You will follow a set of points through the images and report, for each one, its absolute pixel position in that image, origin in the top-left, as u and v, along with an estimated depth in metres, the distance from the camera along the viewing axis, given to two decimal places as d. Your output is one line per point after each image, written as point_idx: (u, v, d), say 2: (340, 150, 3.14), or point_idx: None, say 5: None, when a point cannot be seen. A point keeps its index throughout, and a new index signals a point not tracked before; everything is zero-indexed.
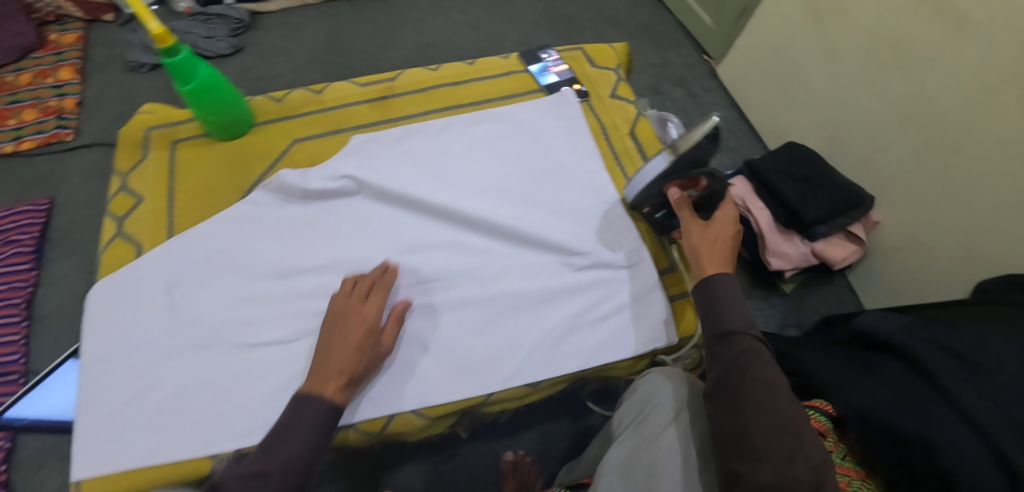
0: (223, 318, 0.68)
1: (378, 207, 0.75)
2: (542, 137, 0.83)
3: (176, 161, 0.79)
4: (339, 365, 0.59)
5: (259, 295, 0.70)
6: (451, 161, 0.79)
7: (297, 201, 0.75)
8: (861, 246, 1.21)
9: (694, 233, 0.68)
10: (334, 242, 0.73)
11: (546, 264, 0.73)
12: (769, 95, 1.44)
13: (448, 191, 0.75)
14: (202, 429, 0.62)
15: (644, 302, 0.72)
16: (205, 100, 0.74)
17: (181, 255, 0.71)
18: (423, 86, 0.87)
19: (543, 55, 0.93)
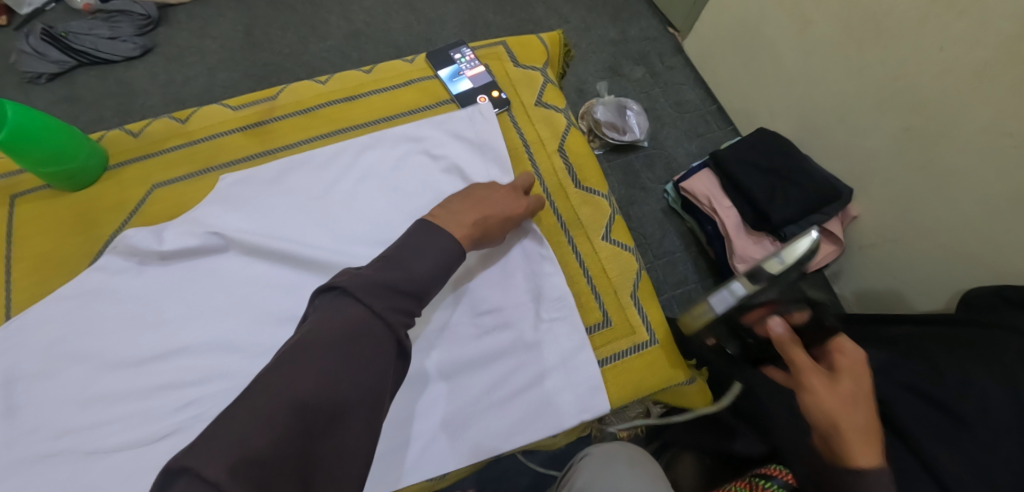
0: (61, 422, 0.56)
1: (255, 267, 0.64)
2: (447, 165, 0.70)
3: (17, 221, 0.67)
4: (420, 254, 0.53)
5: (109, 390, 0.57)
6: (331, 204, 0.67)
7: (156, 263, 0.63)
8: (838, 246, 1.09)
9: (809, 384, 0.60)
10: (197, 316, 0.61)
11: (455, 327, 0.63)
12: (736, 73, 1.29)
13: (336, 247, 0.64)
14: None
15: (569, 366, 0.63)
16: (30, 153, 0.61)
17: (19, 336, 0.58)
18: (309, 105, 0.73)
19: (457, 55, 0.77)
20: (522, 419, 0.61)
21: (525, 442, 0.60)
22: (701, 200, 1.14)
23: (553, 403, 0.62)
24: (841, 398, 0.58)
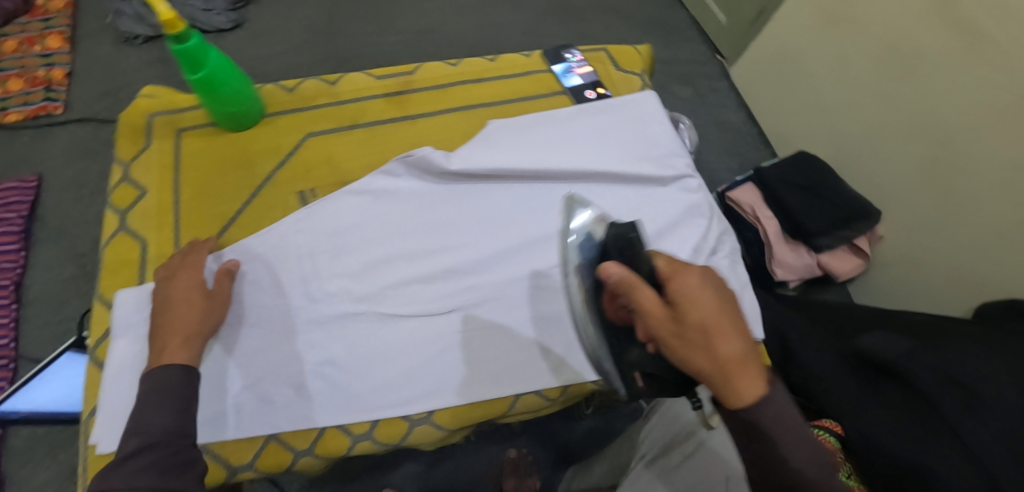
0: (358, 285, 0.68)
1: (488, 193, 0.76)
2: (622, 134, 0.83)
3: (183, 152, 0.76)
4: (178, 333, 0.57)
5: (363, 277, 0.68)
6: (547, 150, 0.79)
7: (430, 179, 0.75)
8: (863, 260, 1.24)
9: (688, 351, 0.46)
10: (491, 225, 0.74)
11: (640, 256, 0.76)
12: (777, 100, 1.44)
13: (549, 186, 0.78)
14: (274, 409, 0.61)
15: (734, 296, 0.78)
16: (215, 93, 0.71)
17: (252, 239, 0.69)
18: (441, 82, 0.84)
19: (568, 55, 0.89)
20: None
21: None
22: (745, 208, 1.26)
23: None
24: (695, 341, 0.46)
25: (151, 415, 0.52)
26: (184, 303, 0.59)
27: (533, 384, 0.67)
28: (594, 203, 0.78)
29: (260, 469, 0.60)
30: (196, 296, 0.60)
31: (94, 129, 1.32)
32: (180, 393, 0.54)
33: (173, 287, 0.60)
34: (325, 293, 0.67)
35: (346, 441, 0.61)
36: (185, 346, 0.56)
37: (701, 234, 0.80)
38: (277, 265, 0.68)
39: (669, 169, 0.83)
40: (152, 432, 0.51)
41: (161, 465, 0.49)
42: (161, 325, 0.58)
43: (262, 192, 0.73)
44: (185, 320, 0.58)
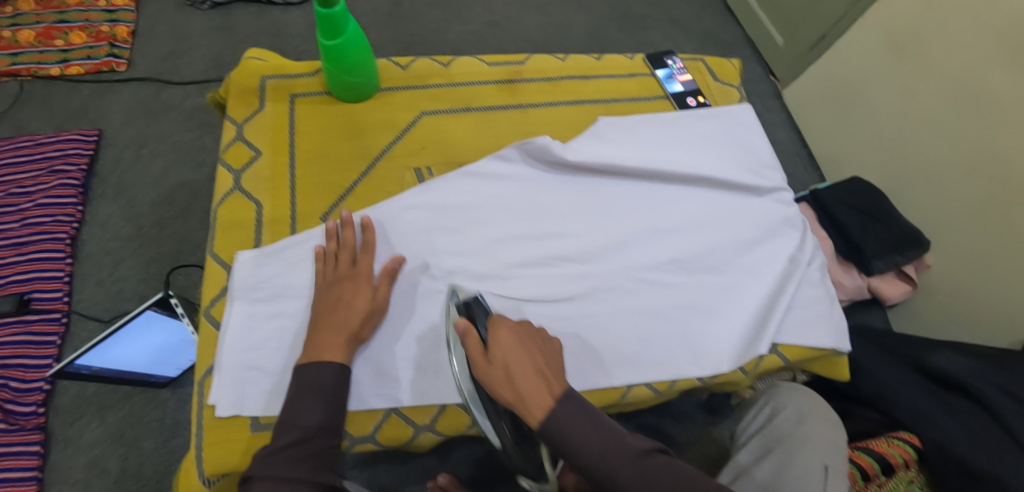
0: (475, 264, 0.68)
1: (599, 187, 0.76)
2: (723, 141, 0.84)
3: (296, 118, 0.75)
4: (342, 333, 0.58)
5: (480, 258, 0.68)
6: (653, 150, 0.80)
7: (543, 168, 0.75)
8: (911, 287, 1.25)
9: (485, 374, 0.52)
10: (602, 218, 0.74)
11: (742, 260, 0.77)
12: (830, 124, 1.48)
13: (653, 186, 0.78)
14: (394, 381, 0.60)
15: (828, 305, 0.78)
16: (343, 62, 0.70)
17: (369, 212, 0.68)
18: (550, 75, 0.85)
19: (670, 61, 0.91)
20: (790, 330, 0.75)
21: (787, 352, 0.74)
22: None
23: (819, 330, 0.76)
24: (490, 365, 0.52)
25: (308, 409, 0.54)
26: (348, 309, 0.59)
27: (646, 377, 0.66)
28: (698, 205, 0.79)
29: (379, 441, 0.59)
30: (361, 302, 0.60)
31: (154, 90, 1.32)
32: (335, 391, 0.56)
33: (345, 285, 0.61)
34: (446, 270, 0.67)
35: (467, 419, 0.61)
36: (345, 346, 0.58)
37: (797, 244, 0.81)
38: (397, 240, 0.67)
39: (767, 180, 0.84)
40: (307, 428, 0.53)
41: (312, 459, 0.53)
42: (324, 322, 0.58)
43: (377, 165, 0.73)
44: (346, 325, 0.58)
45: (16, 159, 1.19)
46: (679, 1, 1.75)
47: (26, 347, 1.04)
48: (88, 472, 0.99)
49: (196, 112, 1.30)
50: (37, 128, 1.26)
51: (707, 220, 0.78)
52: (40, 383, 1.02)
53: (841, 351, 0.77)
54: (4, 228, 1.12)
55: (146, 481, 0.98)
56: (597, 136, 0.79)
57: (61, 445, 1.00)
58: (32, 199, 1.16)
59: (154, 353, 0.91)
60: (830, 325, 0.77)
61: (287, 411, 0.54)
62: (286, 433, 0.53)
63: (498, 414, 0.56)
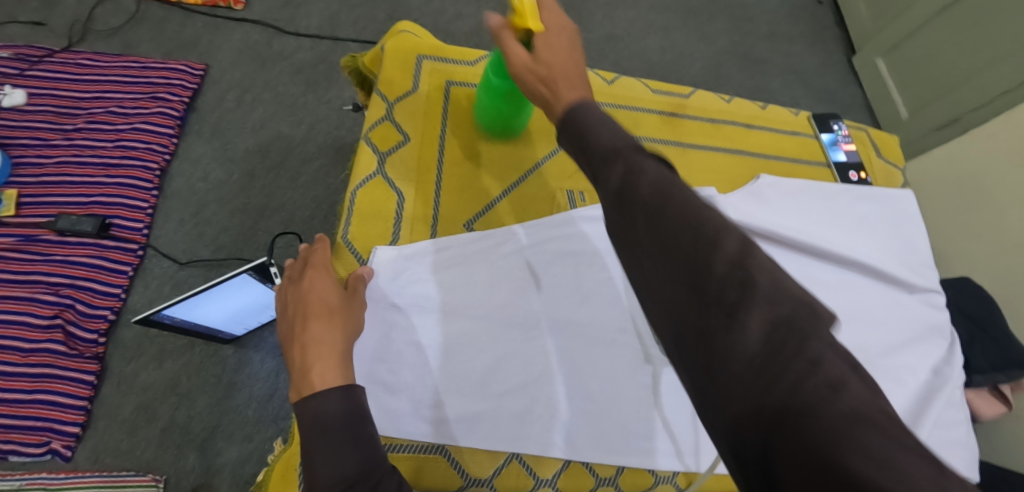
0: (618, 311, 0.62)
1: None
2: (883, 227, 0.78)
3: (449, 110, 0.70)
4: (329, 354, 0.46)
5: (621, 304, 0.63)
6: (814, 222, 0.74)
7: None
8: (1007, 408, 1.15)
9: (534, 83, 0.51)
10: None
11: (887, 363, 0.71)
12: (942, 215, 1.36)
13: (806, 262, 0.72)
14: (522, 425, 0.55)
15: (966, 432, 0.72)
16: (510, 101, 0.63)
17: (517, 231, 0.63)
18: (713, 116, 0.79)
19: (835, 126, 0.83)
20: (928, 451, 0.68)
21: None
22: None
23: (955, 456, 0.70)
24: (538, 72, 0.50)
25: (323, 462, 0.41)
26: (331, 312, 0.49)
27: None
28: (853, 294, 0.73)
29: (495, 489, 0.54)
30: (334, 299, 0.50)
31: (267, 35, 1.29)
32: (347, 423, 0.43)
33: (312, 295, 0.50)
34: (603, 313, 0.62)
35: (589, 483, 0.56)
36: (341, 365, 0.46)
37: (941, 355, 0.74)
38: (539, 267, 0.62)
39: (922, 279, 0.77)
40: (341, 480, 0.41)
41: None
42: (310, 338, 0.47)
43: (529, 180, 0.68)
44: (332, 334, 0.48)
45: (121, 79, 1.17)
46: (805, 51, 1.68)
47: (98, 272, 1.01)
48: (137, 414, 0.96)
49: (305, 66, 1.27)
50: (146, 49, 1.23)
51: (857, 312, 0.72)
52: (107, 312, 0.99)
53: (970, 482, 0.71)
54: (98, 146, 1.10)
55: (192, 436, 0.96)
56: (758, 197, 0.73)
57: (114, 380, 0.97)
58: (130, 121, 1.13)
59: (233, 313, 0.88)
60: (966, 454, 0.70)
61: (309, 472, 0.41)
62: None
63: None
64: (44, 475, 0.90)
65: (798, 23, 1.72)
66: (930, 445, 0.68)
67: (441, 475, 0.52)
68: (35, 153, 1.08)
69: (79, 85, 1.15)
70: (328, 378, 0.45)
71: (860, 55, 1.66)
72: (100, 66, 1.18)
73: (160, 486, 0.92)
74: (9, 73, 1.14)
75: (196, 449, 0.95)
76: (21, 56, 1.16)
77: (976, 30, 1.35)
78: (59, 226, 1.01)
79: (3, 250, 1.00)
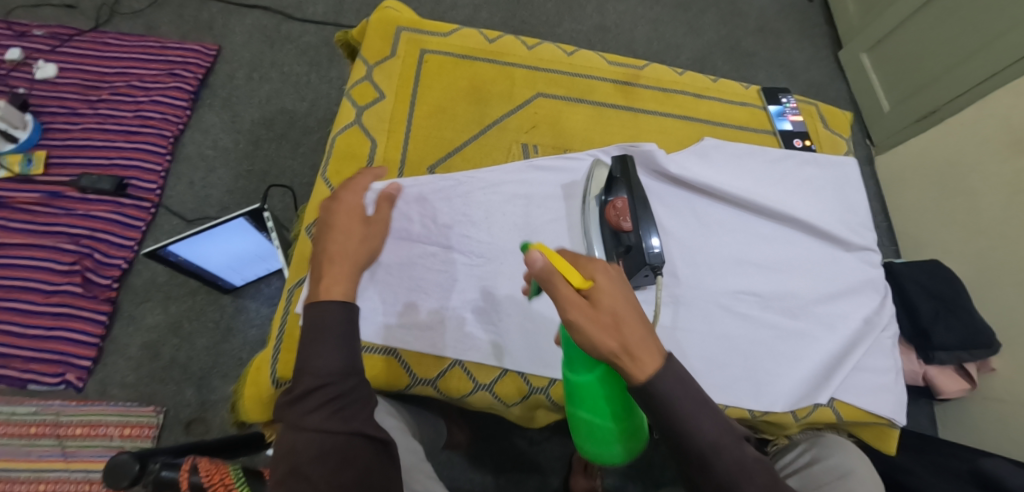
0: (559, 250, 0.70)
1: (693, 206, 0.78)
2: (822, 189, 0.84)
3: (421, 71, 0.78)
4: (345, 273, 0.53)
5: (564, 243, 0.70)
6: (753, 181, 0.81)
7: (645, 174, 0.78)
8: (970, 386, 1.18)
9: (607, 341, 0.45)
10: (693, 236, 0.76)
11: (816, 309, 0.77)
12: (921, 208, 1.42)
13: (743, 217, 0.80)
14: (463, 336, 0.63)
15: (893, 376, 0.77)
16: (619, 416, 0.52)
17: (472, 176, 0.71)
18: (666, 86, 0.86)
19: (784, 98, 0.90)
20: (850, 391, 0.74)
21: (840, 411, 0.73)
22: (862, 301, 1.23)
23: (880, 396, 0.75)
24: (603, 323, 0.45)
25: (319, 355, 0.49)
26: (359, 235, 0.57)
27: None
28: (787, 248, 0.79)
29: (440, 389, 0.62)
30: (355, 223, 0.57)
31: (276, 21, 1.40)
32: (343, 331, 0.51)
33: (338, 219, 0.57)
34: (548, 247, 0.70)
35: (524, 389, 0.63)
36: (348, 284, 0.53)
37: (874, 307, 0.79)
38: (490, 209, 0.70)
39: (858, 238, 0.82)
40: (330, 376, 0.48)
41: (337, 411, 0.48)
42: (327, 255, 0.54)
43: (489, 133, 0.76)
44: (359, 254, 0.56)
45: (142, 56, 1.28)
46: (791, 46, 1.73)
47: (114, 226, 1.12)
48: (142, 352, 1.06)
49: (310, 48, 1.38)
50: (166, 31, 1.35)
51: (789, 263, 0.78)
52: (120, 261, 1.10)
53: (894, 424, 0.76)
54: (118, 115, 1.21)
55: (191, 374, 1.06)
56: (702, 157, 0.80)
57: (124, 320, 1.08)
58: (148, 94, 1.24)
59: (232, 258, 0.98)
60: (890, 397, 0.75)
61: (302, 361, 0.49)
62: (309, 384, 0.48)
63: (620, 253, 0.66)
64: (58, 401, 1.00)
65: (786, 20, 1.77)
66: (849, 382, 0.74)
67: (391, 373, 0.61)
68: (63, 120, 1.20)
69: (103, 61, 1.27)
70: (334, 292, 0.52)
71: (846, 50, 1.70)
72: (123, 44, 1.29)
73: (160, 416, 1.02)
74: (43, 49, 1.26)
75: (193, 384, 1.05)
76: (54, 34, 1.28)
77: (960, 19, 1.35)
78: (81, 184, 1.12)
79: (31, 204, 1.11)
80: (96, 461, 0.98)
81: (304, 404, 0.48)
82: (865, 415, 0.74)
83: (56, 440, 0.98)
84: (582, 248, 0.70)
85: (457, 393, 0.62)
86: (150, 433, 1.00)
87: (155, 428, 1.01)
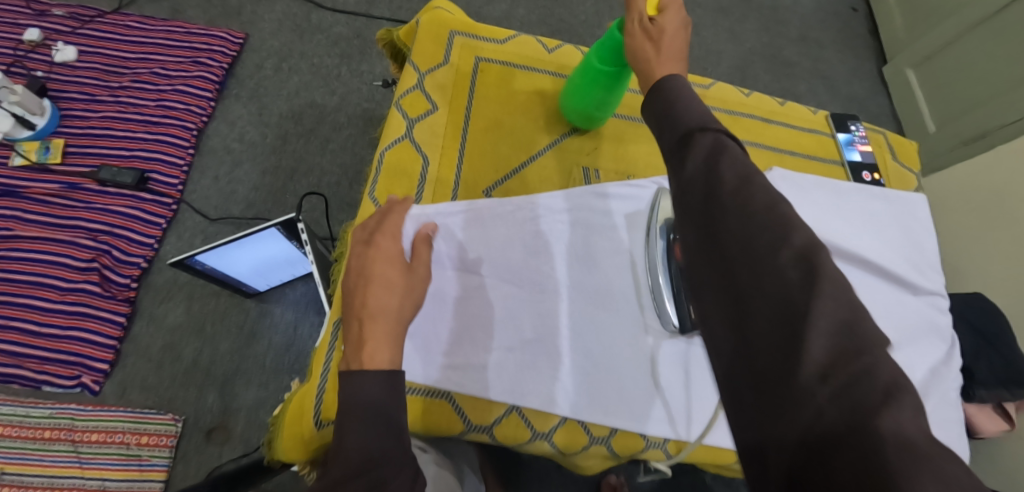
0: (619, 284, 0.65)
1: None
2: (891, 227, 0.79)
3: (476, 82, 0.73)
4: (381, 326, 0.51)
5: (625, 277, 0.66)
6: (820, 216, 0.76)
7: None
8: (1011, 427, 1.14)
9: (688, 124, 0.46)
10: None
11: None
12: (959, 231, 1.35)
13: None
14: (517, 378, 0.59)
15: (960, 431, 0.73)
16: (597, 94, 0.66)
17: (530, 201, 0.66)
18: (732, 108, 0.81)
19: (853, 126, 0.85)
20: None
21: None
22: None
23: None
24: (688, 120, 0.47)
25: (355, 433, 0.47)
26: (382, 287, 0.53)
27: None
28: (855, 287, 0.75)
29: (494, 435, 0.58)
30: (394, 275, 0.54)
31: (306, 9, 1.34)
32: (381, 404, 0.48)
33: (375, 263, 0.54)
34: (609, 282, 0.65)
35: (583, 439, 0.59)
36: (391, 343, 0.50)
37: (942, 357, 0.75)
38: (549, 238, 0.65)
39: (927, 281, 0.77)
40: (371, 458, 0.46)
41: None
42: (362, 315, 0.51)
43: (547, 153, 0.71)
44: (386, 307, 0.52)
45: (166, 42, 1.22)
46: (836, 57, 1.67)
47: (133, 221, 1.08)
48: (163, 354, 1.02)
49: (341, 40, 1.32)
50: (192, 15, 1.29)
51: None
52: (140, 259, 1.05)
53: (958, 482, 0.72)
54: (140, 103, 1.16)
55: (213, 379, 1.02)
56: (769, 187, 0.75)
57: (143, 321, 1.04)
58: (172, 83, 1.19)
59: (259, 264, 0.93)
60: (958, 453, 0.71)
61: (338, 441, 0.47)
62: (347, 470, 0.46)
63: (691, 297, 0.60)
64: (73, 405, 0.96)
65: (831, 30, 1.71)
66: None
67: (445, 416, 0.57)
68: (82, 107, 1.14)
69: (125, 45, 1.21)
70: (377, 357, 0.49)
71: (891, 65, 1.64)
72: (146, 28, 1.23)
73: (179, 425, 0.98)
74: (62, 30, 1.20)
75: (215, 391, 1.01)
76: (74, 15, 1.22)
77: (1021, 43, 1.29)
78: (101, 177, 1.07)
79: (48, 194, 1.07)
80: (111, 469, 0.94)
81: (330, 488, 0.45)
82: None
83: (71, 446, 0.94)
84: (645, 283, 0.65)
85: (512, 439, 0.58)
86: (168, 443, 0.96)
87: (175, 437, 0.97)
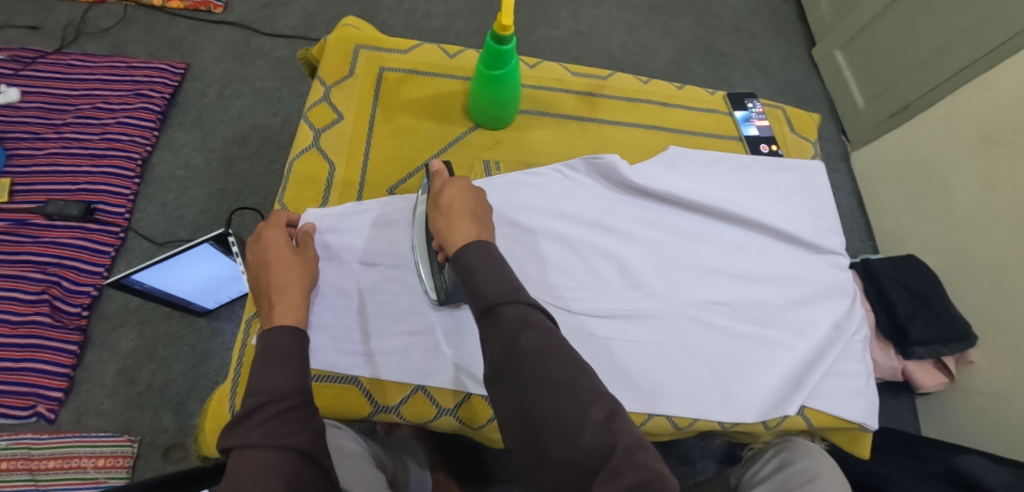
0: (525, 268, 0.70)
1: (659, 215, 0.78)
2: (792, 195, 0.83)
3: (381, 90, 0.77)
4: (285, 297, 0.56)
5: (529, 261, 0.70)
6: (719, 188, 0.80)
7: (610, 185, 0.77)
8: (948, 380, 1.17)
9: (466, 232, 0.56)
10: (660, 247, 0.76)
11: (785, 316, 0.76)
12: (898, 202, 1.42)
13: (709, 223, 0.79)
14: (423, 361, 0.62)
15: (867, 379, 0.76)
16: (494, 98, 0.71)
17: None
18: (630, 95, 0.86)
19: (751, 103, 0.90)
20: (822, 398, 0.73)
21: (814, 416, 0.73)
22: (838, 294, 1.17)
23: (852, 400, 0.74)
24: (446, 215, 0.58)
25: (273, 375, 0.50)
26: (281, 270, 0.58)
27: (670, 410, 0.68)
28: (757, 253, 0.79)
29: (403, 415, 0.61)
30: (288, 255, 0.59)
31: (245, 36, 1.39)
32: (292, 353, 0.53)
33: (271, 253, 0.58)
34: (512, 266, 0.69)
35: (489, 412, 0.63)
36: (295, 309, 0.56)
37: (844, 312, 0.79)
38: None
39: (827, 242, 0.82)
40: (278, 390, 0.49)
41: (278, 424, 0.48)
42: (270, 291, 0.57)
43: (451, 150, 0.75)
44: (290, 282, 0.57)
45: (108, 77, 1.26)
46: (767, 44, 1.73)
47: (82, 252, 1.11)
48: (117, 379, 1.05)
49: (281, 63, 1.36)
50: (133, 50, 1.33)
51: (758, 270, 0.78)
52: (90, 288, 1.08)
53: (867, 428, 0.76)
54: (85, 137, 1.19)
55: (167, 399, 1.05)
56: (669, 165, 0.80)
57: (97, 349, 1.06)
58: (115, 116, 1.22)
59: (202, 283, 0.97)
60: (864, 399, 0.75)
61: (254, 380, 0.50)
62: (257, 400, 0.49)
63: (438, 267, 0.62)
64: (29, 435, 0.98)
65: (760, 18, 1.78)
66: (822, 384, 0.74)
67: (353, 400, 0.61)
68: (27, 146, 1.17)
69: (68, 83, 1.24)
70: (285, 318, 0.55)
71: (819, 47, 1.70)
72: (88, 65, 1.27)
73: (136, 445, 1.00)
74: (6, 73, 1.24)
75: (170, 411, 1.04)
76: (17, 57, 1.26)
77: (930, 15, 1.35)
78: (48, 211, 1.10)
79: None
80: None
81: (250, 421, 0.48)
82: (835, 420, 0.74)
83: (28, 475, 0.96)
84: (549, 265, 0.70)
85: (421, 417, 0.62)
86: (126, 463, 0.98)
87: (132, 458, 0.99)
